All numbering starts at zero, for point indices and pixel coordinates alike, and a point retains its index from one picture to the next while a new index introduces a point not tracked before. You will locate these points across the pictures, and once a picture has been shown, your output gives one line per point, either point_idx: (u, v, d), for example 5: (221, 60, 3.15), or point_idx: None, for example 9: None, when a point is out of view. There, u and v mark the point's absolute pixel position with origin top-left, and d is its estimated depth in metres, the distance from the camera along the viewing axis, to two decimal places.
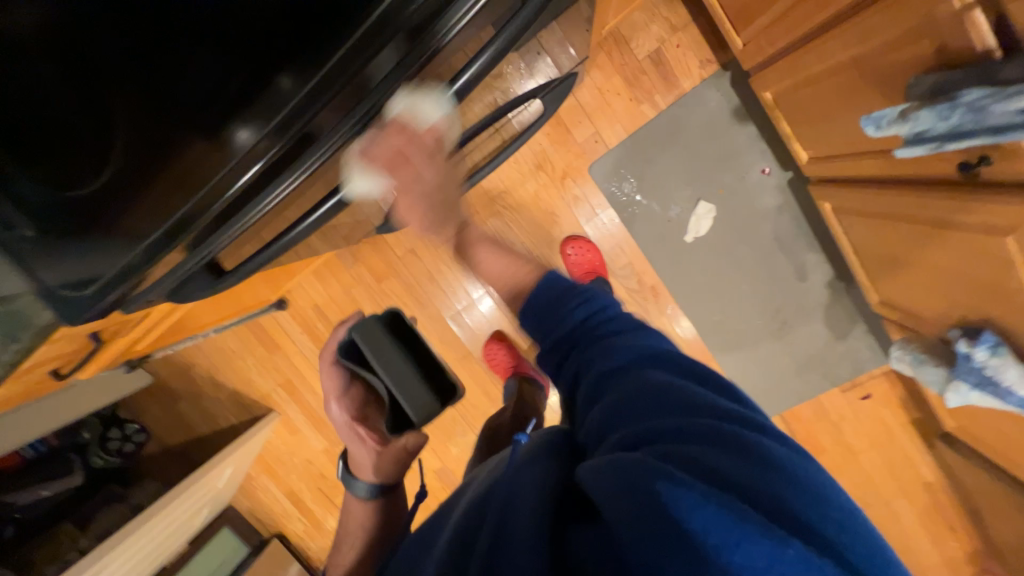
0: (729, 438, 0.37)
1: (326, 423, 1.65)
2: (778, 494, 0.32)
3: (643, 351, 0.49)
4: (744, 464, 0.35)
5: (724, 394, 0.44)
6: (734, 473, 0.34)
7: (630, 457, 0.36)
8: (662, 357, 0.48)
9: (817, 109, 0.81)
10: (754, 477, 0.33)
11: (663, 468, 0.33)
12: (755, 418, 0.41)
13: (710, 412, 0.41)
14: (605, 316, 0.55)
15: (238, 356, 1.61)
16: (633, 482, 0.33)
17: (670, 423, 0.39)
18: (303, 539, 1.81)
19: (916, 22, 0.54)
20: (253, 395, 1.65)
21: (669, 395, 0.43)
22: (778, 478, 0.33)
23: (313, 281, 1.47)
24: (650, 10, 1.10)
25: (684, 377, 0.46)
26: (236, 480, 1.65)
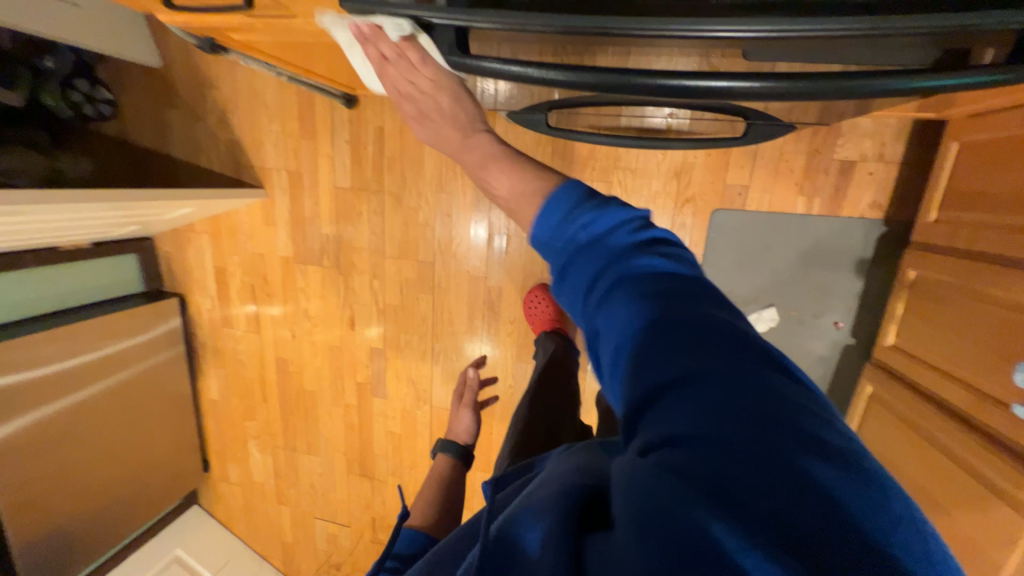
0: (775, 462, 0.31)
1: (304, 233, 1.50)
2: (812, 482, 0.31)
3: (671, 361, 0.38)
4: (775, 478, 0.31)
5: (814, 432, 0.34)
6: (764, 472, 0.31)
7: (640, 458, 0.35)
8: (719, 375, 0.36)
9: (954, 320, 0.84)
10: (774, 469, 0.31)
11: (621, 486, 0.35)
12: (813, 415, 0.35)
13: (734, 437, 0.33)
14: (642, 240, 0.49)
15: (267, 112, 1.41)
16: (649, 501, 0.32)
17: (705, 427, 0.34)
18: (200, 317, 1.71)
19: None
20: (252, 160, 1.47)
21: (680, 396, 0.36)
22: (795, 464, 0.31)
23: (396, 106, 1.31)
24: (877, 125, 1.05)
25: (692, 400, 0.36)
26: (179, 220, 1.48)
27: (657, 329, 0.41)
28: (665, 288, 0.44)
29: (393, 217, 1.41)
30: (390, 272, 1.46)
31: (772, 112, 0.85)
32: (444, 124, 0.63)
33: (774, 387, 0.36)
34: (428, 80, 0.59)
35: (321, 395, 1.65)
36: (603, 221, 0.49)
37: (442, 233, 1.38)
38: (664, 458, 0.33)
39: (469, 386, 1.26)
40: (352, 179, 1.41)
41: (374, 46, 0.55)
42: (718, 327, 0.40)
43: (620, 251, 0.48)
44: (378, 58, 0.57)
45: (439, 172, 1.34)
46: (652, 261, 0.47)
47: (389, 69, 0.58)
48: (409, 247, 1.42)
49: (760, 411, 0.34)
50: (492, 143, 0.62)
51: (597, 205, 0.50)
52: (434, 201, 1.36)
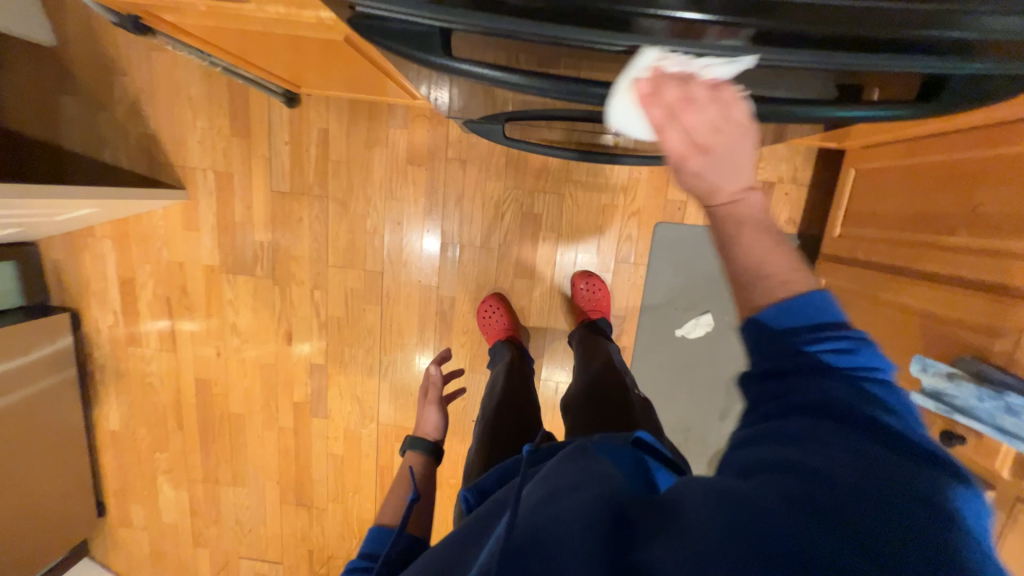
0: (876, 507, 0.34)
1: (233, 240, 1.36)
2: (909, 532, 0.34)
3: (812, 440, 0.38)
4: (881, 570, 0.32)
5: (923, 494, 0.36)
6: (866, 518, 0.34)
7: (749, 485, 0.38)
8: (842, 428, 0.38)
9: (859, 321, 0.97)
10: (876, 515, 0.34)
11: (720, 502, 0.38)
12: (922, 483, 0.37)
13: (847, 479, 0.36)
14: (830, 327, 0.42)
15: (191, 106, 1.27)
16: (747, 515, 0.35)
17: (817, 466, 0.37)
18: (99, 334, 1.47)
19: (999, 324, 0.68)
20: (171, 157, 1.31)
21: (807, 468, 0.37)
22: (898, 515, 0.34)
23: (343, 108, 1.25)
24: (790, 152, 1.20)
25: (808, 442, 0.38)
26: (75, 222, 1.28)
27: (812, 404, 0.40)
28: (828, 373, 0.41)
29: (337, 224, 1.33)
30: (334, 282, 1.37)
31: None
32: (722, 177, 0.45)
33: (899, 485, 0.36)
34: (726, 128, 0.42)
35: (250, 417, 1.49)
36: (809, 316, 0.43)
37: (392, 241, 1.33)
38: (773, 492, 0.36)
39: (433, 382, 1.18)
40: (291, 182, 1.31)
41: (676, 86, 0.40)
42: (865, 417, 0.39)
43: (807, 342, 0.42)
44: (675, 105, 0.41)
45: (389, 178, 1.29)
46: (816, 351, 0.42)
47: (693, 138, 0.43)
48: (356, 255, 1.35)
49: (885, 474, 0.36)
50: (760, 209, 0.47)
51: (807, 300, 0.43)
52: (384, 208, 1.31)
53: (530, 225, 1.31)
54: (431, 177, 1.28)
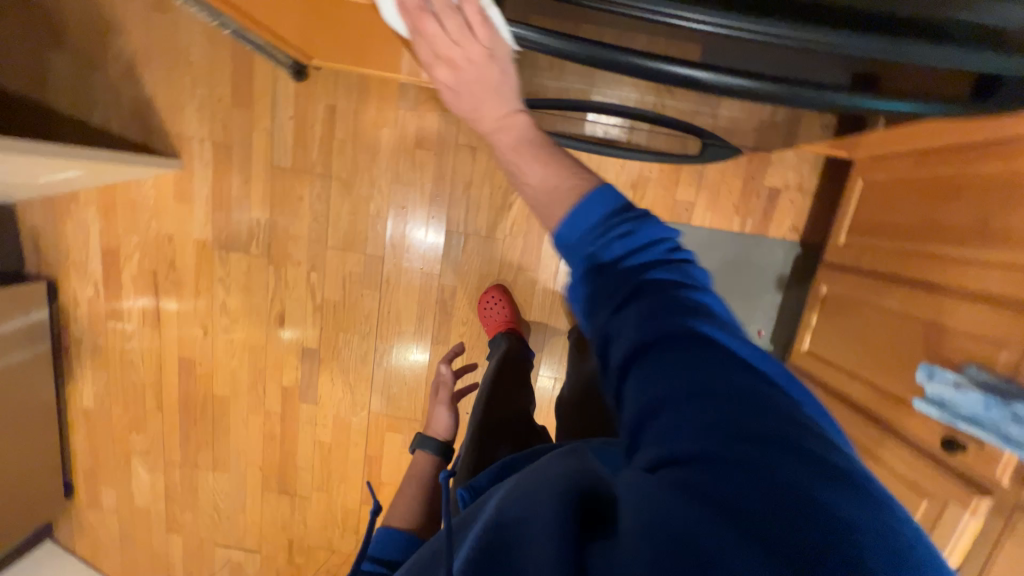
0: (772, 481, 0.34)
1: (227, 216, 1.31)
2: (806, 495, 0.33)
3: (683, 389, 0.40)
4: (779, 504, 0.33)
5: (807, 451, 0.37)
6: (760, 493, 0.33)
7: (653, 479, 0.36)
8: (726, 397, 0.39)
9: (860, 329, 0.99)
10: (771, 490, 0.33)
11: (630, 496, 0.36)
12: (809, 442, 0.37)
13: (743, 456, 0.35)
14: (676, 271, 0.49)
15: (190, 72, 1.22)
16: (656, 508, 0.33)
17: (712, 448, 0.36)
18: (77, 307, 1.40)
19: (1008, 335, 0.70)
20: (167, 124, 1.25)
21: (696, 425, 0.38)
22: (790, 482, 0.34)
23: (353, 86, 1.21)
24: (798, 160, 1.21)
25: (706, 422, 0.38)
26: (58, 186, 1.21)
27: (665, 345, 0.43)
28: (684, 316, 0.44)
29: (339, 205, 1.29)
30: (332, 265, 1.33)
31: (726, 132, 0.93)
32: (434, 72, 0.46)
33: (773, 413, 0.39)
34: (483, 50, 0.48)
35: (235, 401, 1.44)
36: (634, 242, 0.49)
37: (394, 226, 1.30)
38: (681, 484, 0.34)
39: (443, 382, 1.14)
40: (293, 158, 1.26)
41: (436, 21, 0.45)
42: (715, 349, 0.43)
43: (643, 275, 0.48)
44: (439, 31, 0.46)
45: (395, 161, 1.26)
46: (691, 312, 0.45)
47: (458, 68, 0.50)
48: (356, 238, 1.31)
49: (768, 436, 0.37)
50: (473, 97, 0.48)
51: (624, 215, 0.50)
52: (388, 191, 1.28)
53: (536, 217, 1.29)
54: (439, 163, 1.26)
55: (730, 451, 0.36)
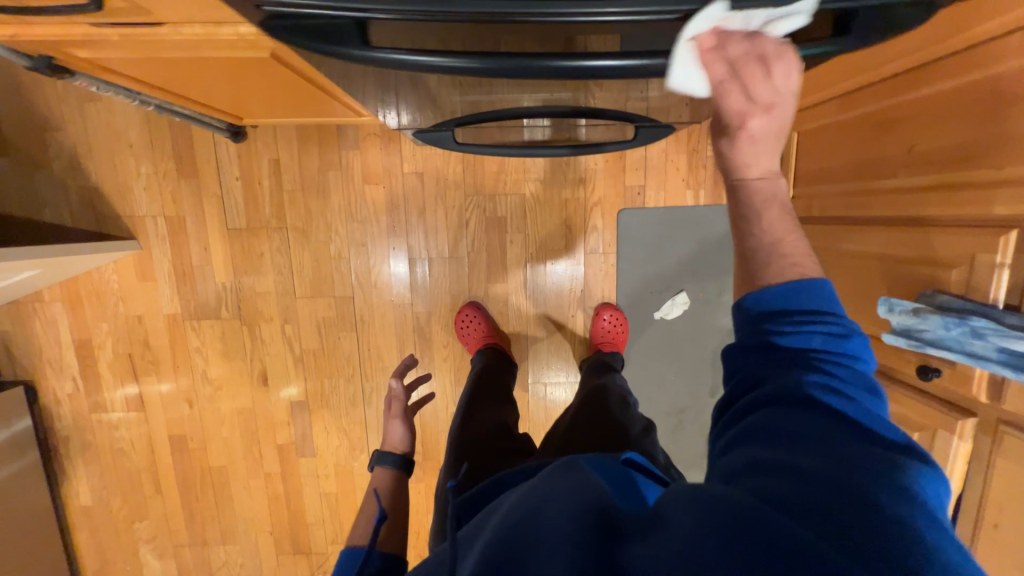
0: (848, 500, 0.38)
1: (193, 287, 1.31)
2: (875, 513, 0.37)
3: (800, 435, 0.43)
4: (849, 528, 0.36)
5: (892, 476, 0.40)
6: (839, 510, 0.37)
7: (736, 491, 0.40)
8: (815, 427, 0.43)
9: (824, 275, 0.99)
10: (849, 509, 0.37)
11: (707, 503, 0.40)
12: (893, 475, 0.40)
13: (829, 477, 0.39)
14: (832, 345, 0.48)
15: (132, 153, 1.24)
16: (739, 513, 0.38)
17: (801, 470, 0.40)
18: (59, 405, 1.39)
19: (955, 253, 0.70)
20: (117, 208, 1.26)
21: (779, 455, 0.42)
22: (865, 503, 0.38)
23: (292, 137, 1.23)
24: None
25: (801, 452, 0.42)
26: (18, 289, 1.21)
27: (791, 405, 0.46)
28: (818, 387, 0.46)
29: (300, 254, 1.30)
30: (305, 314, 1.33)
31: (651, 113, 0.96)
32: (756, 157, 0.50)
33: (879, 474, 0.40)
34: (782, 95, 0.46)
35: (233, 469, 1.42)
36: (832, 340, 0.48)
37: (359, 263, 1.31)
38: (769, 494, 0.39)
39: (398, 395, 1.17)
40: (248, 217, 1.28)
41: (744, 46, 0.42)
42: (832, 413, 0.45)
43: (810, 356, 0.48)
44: (747, 67, 0.43)
45: (347, 201, 1.27)
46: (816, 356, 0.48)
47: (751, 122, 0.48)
48: (323, 283, 1.32)
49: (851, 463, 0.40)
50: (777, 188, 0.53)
51: (827, 312, 0.49)
52: (346, 231, 1.29)
53: (496, 229, 1.30)
54: (390, 195, 1.27)
55: (818, 488, 0.39)
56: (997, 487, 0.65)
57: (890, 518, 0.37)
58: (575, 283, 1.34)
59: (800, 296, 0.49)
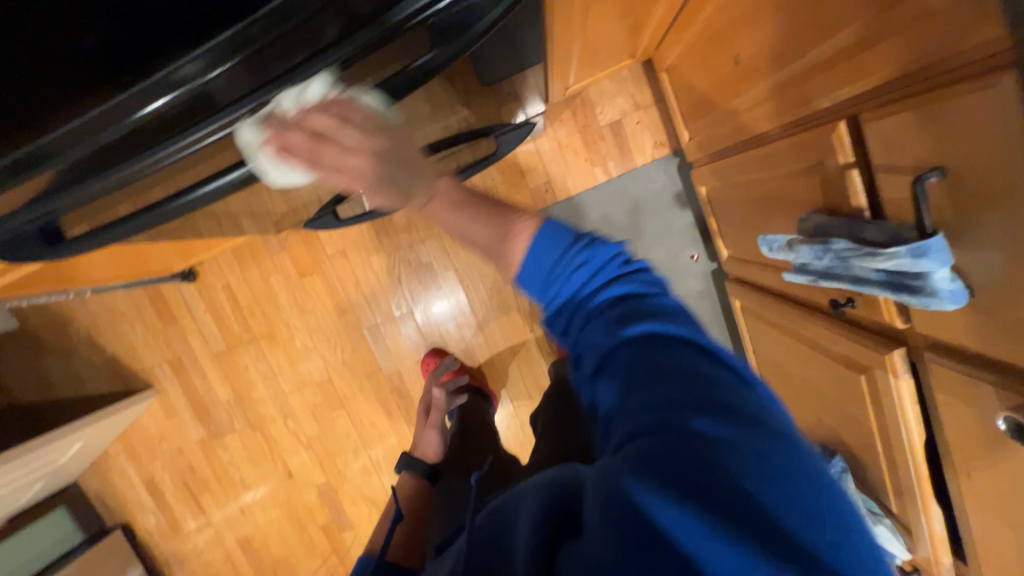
0: (696, 439, 0.38)
1: (208, 412, 1.49)
2: (722, 449, 0.38)
3: (655, 371, 0.45)
4: (710, 454, 0.37)
5: (735, 406, 0.42)
6: (692, 457, 0.37)
7: (609, 462, 0.40)
8: (669, 372, 0.45)
9: (738, 215, 0.87)
10: (702, 452, 0.38)
11: (592, 486, 0.40)
12: (730, 402, 0.42)
13: (684, 418, 0.41)
14: (629, 269, 0.57)
15: (126, 319, 1.45)
16: (614, 493, 0.37)
17: (655, 422, 0.41)
18: (152, 537, 1.63)
19: (809, 163, 0.57)
20: (133, 367, 1.49)
21: (642, 405, 0.43)
22: (713, 440, 0.38)
23: (231, 259, 1.37)
24: (617, 83, 1.14)
25: (654, 397, 0.43)
26: (85, 457, 1.46)
27: (636, 351, 0.48)
28: (640, 321, 0.50)
29: (275, 356, 1.42)
30: (298, 406, 1.45)
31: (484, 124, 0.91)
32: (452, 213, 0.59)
33: (718, 388, 0.44)
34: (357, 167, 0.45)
35: (294, 556, 1.57)
36: (611, 270, 0.56)
37: (324, 347, 1.39)
38: (633, 458, 0.38)
39: (437, 405, 1.15)
40: (225, 340, 1.43)
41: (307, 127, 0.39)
42: (670, 342, 0.48)
43: (600, 292, 0.55)
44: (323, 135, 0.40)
45: (294, 297, 1.37)
46: (617, 290, 0.55)
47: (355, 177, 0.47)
48: (302, 375, 1.42)
49: (697, 401, 0.42)
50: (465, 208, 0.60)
51: (580, 243, 0.57)
52: (303, 324, 1.39)
53: (427, 274, 1.32)
54: (326, 279, 1.35)
55: (673, 419, 0.41)
56: (952, 429, 0.51)
57: (737, 427, 0.40)
58: (521, 299, 1.30)
59: (560, 242, 0.57)
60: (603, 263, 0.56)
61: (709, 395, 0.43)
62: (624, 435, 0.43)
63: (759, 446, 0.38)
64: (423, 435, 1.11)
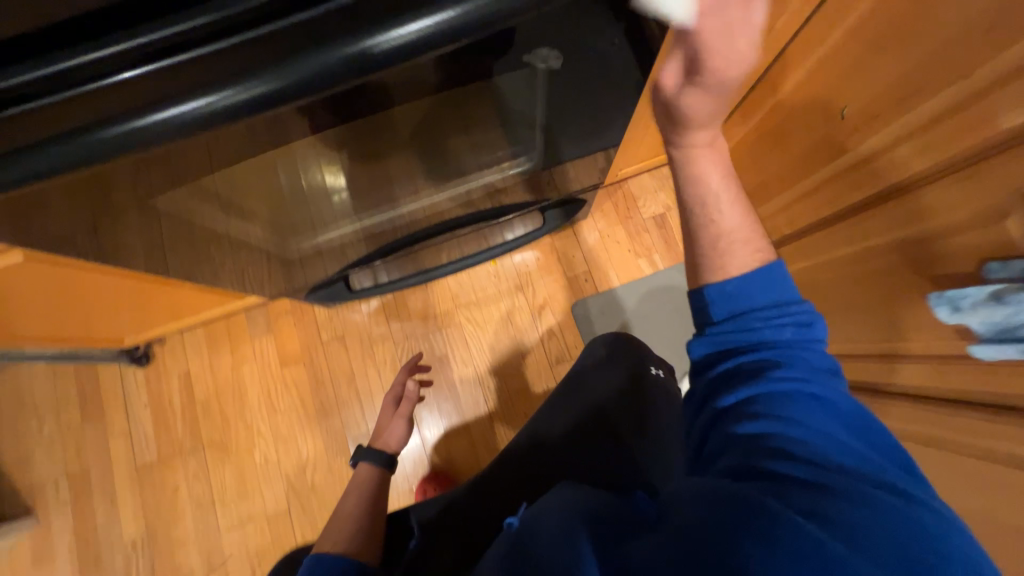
0: (830, 517, 0.33)
1: (98, 559, 1.05)
2: (860, 540, 0.32)
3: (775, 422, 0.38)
4: (845, 541, 0.31)
5: (890, 498, 0.34)
6: (818, 534, 0.32)
7: (719, 498, 0.36)
8: (801, 440, 0.37)
9: (840, 299, 0.75)
10: (840, 534, 0.32)
11: (693, 507, 0.37)
12: (886, 498, 0.34)
13: (811, 491, 0.34)
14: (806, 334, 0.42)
15: (35, 414, 1.11)
16: (727, 540, 0.33)
17: (781, 475, 0.35)
18: None
19: (996, 196, 0.47)
20: (15, 483, 1.08)
21: (766, 453, 0.37)
22: (859, 531, 0.32)
23: (201, 341, 1.12)
24: (660, 179, 1.12)
25: (784, 456, 0.36)
26: None
27: (761, 402, 0.40)
28: (772, 372, 0.40)
29: (222, 473, 1.07)
30: (233, 552, 1.03)
31: (532, 195, 0.84)
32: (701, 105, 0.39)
33: (873, 478, 0.35)
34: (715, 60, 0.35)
35: None
36: (802, 331, 0.42)
37: (293, 462, 1.07)
38: (755, 506, 0.34)
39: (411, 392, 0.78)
40: (160, 446, 1.09)
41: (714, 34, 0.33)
42: (821, 409, 0.39)
43: (790, 347, 0.42)
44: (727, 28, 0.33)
45: (266, 393, 1.10)
46: (768, 341, 0.42)
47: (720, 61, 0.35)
48: (250, 502, 1.05)
49: (840, 483, 0.34)
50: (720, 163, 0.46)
51: (771, 302, 0.43)
52: (270, 429, 1.08)
53: (439, 370, 1.09)
54: (314, 370, 1.11)
55: (792, 485, 0.35)
56: None
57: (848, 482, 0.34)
58: None
59: (757, 282, 0.44)
60: (787, 309, 0.43)
61: (850, 472, 0.35)
62: (732, 471, 0.38)
63: (865, 499, 0.33)
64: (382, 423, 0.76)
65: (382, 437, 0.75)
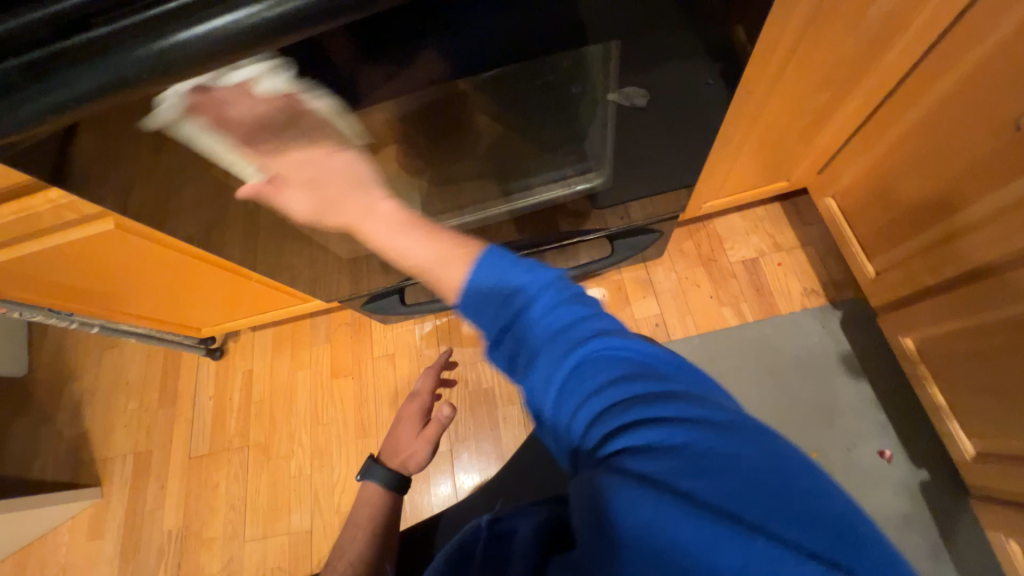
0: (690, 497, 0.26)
1: (140, 543, 1.07)
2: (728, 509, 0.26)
3: (606, 378, 0.31)
4: (712, 514, 0.25)
5: (719, 426, 0.29)
6: (690, 539, 0.25)
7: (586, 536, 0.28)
8: (636, 420, 0.30)
9: (1018, 375, 0.57)
10: (701, 516, 0.25)
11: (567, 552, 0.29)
12: (728, 431, 0.28)
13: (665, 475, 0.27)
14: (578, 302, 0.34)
15: (124, 392, 1.22)
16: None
17: (628, 469, 0.28)
18: None
19: None
20: (93, 454, 1.17)
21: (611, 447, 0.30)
22: (723, 498, 0.26)
23: (268, 343, 1.18)
24: (752, 221, 0.99)
25: (625, 449, 0.29)
26: None
27: (579, 393, 0.32)
28: (584, 350, 0.32)
29: (260, 477, 1.06)
30: (255, 564, 1.00)
31: (598, 221, 0.77)
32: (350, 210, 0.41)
33: (704, 410, 0.30)
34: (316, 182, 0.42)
35: None
36: (568, 299, 0.34)
37: (327, 478, 1.03)
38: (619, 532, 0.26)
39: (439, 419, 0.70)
40: (214, 440, 1.13)
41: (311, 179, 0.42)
42: (642, 368, 0.32)
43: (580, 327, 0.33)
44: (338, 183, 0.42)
45: (314, 402, 1.10)
46: (556, 326, 0.33)
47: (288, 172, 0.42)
48: (279, 513, 1.03)
49: (685, 450, 0.28)
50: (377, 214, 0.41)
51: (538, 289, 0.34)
52: (310, 439, 1.07)
53: (484, 403, 1.01)
54: (361, 385, 1.09)
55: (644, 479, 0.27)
56: None
57: (701, 431, 0.28)
58: None
59: (512, 275, 0.34)
60: (539, 282, 0.34)
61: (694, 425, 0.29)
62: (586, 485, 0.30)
63: (710, 460, 0.27)
64: (397, 440, 0.72)
65: (399, 457, 0.70)
